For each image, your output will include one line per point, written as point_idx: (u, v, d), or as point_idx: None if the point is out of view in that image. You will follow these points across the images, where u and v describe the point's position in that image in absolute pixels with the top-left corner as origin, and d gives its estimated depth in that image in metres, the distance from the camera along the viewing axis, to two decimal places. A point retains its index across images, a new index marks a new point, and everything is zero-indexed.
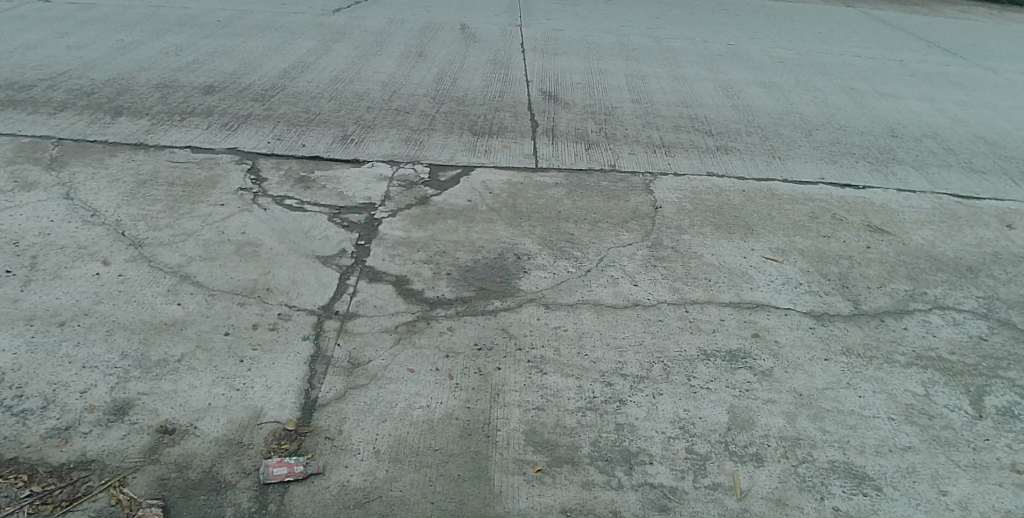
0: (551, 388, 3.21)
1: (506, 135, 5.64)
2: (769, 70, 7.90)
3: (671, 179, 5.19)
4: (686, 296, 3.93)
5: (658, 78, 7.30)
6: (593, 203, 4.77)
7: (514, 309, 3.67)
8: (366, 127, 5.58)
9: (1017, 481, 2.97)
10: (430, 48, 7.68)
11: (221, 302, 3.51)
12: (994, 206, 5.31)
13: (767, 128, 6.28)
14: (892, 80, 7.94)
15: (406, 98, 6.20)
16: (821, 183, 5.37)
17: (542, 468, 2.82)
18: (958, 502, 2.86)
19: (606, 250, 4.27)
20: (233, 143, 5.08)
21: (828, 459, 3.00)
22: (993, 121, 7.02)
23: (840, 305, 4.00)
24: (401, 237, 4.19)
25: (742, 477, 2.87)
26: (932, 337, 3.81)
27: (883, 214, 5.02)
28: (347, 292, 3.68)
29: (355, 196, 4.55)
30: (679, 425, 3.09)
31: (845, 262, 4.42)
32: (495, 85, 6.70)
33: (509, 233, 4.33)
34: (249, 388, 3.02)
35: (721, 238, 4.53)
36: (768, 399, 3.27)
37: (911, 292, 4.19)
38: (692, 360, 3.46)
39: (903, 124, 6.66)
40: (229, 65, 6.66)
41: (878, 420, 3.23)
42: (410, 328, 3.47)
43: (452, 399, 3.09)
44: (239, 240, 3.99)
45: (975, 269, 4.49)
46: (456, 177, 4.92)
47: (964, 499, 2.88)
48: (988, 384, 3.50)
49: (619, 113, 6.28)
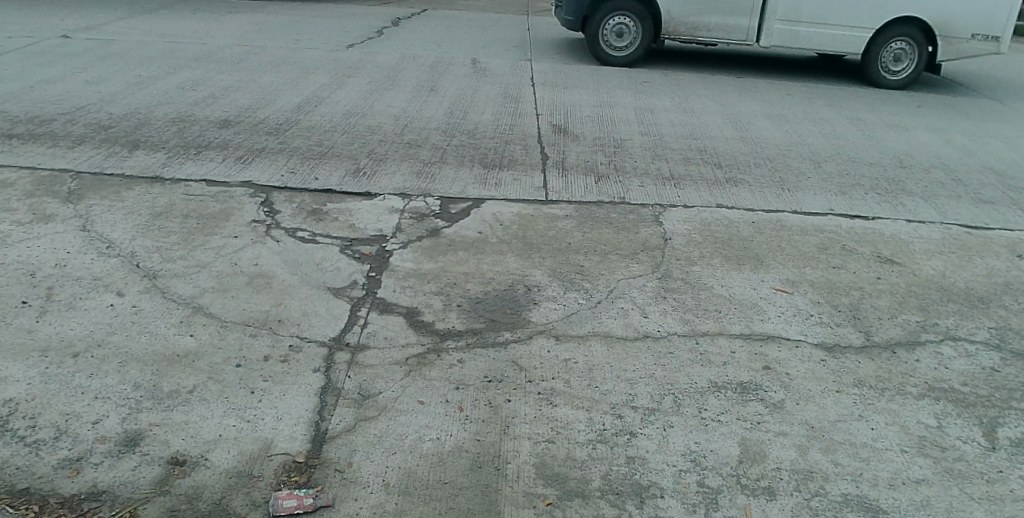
0: (561, 420, 3.21)
1: (516, 168, 5.69)
2: (777, 102, 7.95)
3: (681, 211, 5.22)
4: (697, 328, 3.93)
5: (667, 110, 7.38)
6: (603, 234, 4.80)
7: (524, 341, 3.67)
8: (378, 160, 5.64)
9: None
10: (442, 82, 7.80)
11: (233, 333, 3.54)
12: (1004, 236, 5.32)
13: (776, 159, 6.31)
14: (901, 111, 7.98)
15: (417, 131, 6.29)
16: (831, 214, 5.38)
17: (552, 501, 2.80)
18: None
19: (616, 281, 4.28)
20: (247, 176, 5.15)
21: (842, 493, 2.97)
22: (1002, 152, 7.03)
23: (851, 337, 3.99)
24: (412, 269, 4.22)
25: (755, 511, 2.84)
26: (944, 369, 3.79)
27: (893, 244, 5.03)
28: (358, 323, 3.70)
29: (366, 229, 4.59)
30: (690, 457, 3.08)
31: (856, 294, 4.41)
32: (505, 118, 6.79)
33: (519, 264, 4.36)
34: (260, 420, 3.04)
35: (731, 269, 4.53)
36: (779, 432, 3.26)
37: (923, 323, 4.18)
38: (703, 393, 3.45)
39: (912, 155, 6.69)
40: (243, 100, 6.77)
41: (891, 453, 3.20)
42: (421, 360, 3.47)
43: (462, 431, 3.09)
44: (252, 272, 4.03)
45: (986, 300, 4.47)
46: (467, 208, 4.97)
47: None
48: (1001, 415, 3.47)
49: (628, 146, 6.33)
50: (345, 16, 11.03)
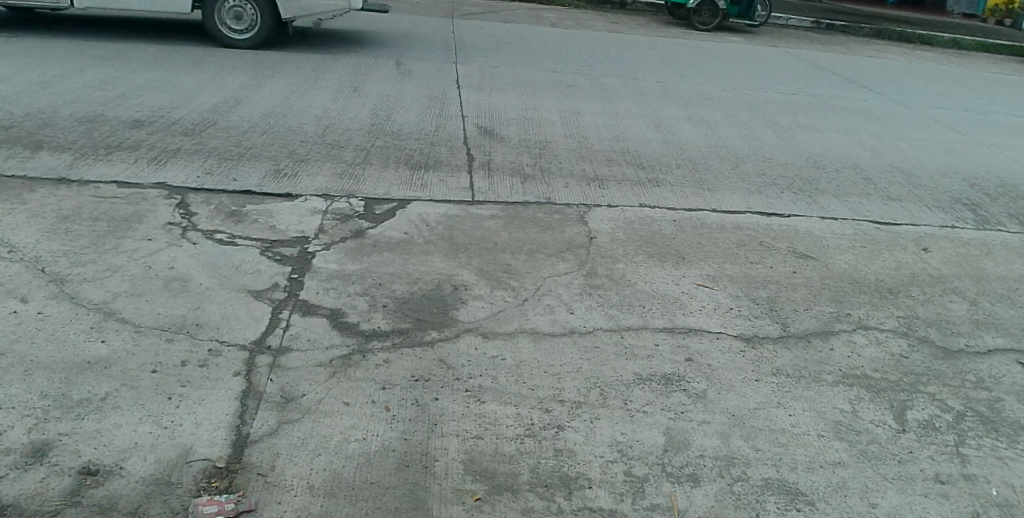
0: (489, 417, 3.22)
1: (441, 169, 5.70)
2: (697, 106, 8.19)
3: (605, 210, 5.32)
4: (621, 323, 4.01)
5: (590, 113, 7.52)
6: (529, 233, 4.85)
7: (450, 340, 3.67)
8: (299, 161, 5.56)
9: (942, 491, 3.10)
10: (365, 83, 7.74)
11: (148, 338, 3.42)
12: (909, 231, 5.62)
13: (696, 160, 6.51)
14: (814, 115, 8.34)
15: (340, 133, 6.22)
16: (748, 212, 5.58)
17: (481, 496, 2.81)
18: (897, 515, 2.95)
19: (542, 279, 4.33)
20: (161, 178, 5.00)
21: (762, 477, 3.07)
22: (907, 153, 7.43)
23: (768, 328, 4.15)
24: (335, 270, 4.17)
25: (680, 497, 2.92)
26: (857, 356, 3.98)
27: (807, 240, 5.25)
28: (280, 326, 3.63)
29: (287, 230, 4.51)
30: (616, 448, 3.13)
31: (773, 287, 4.58)
32: (429, 119, 6.80)
33: (445, 264, 4.36)
34: (178, 426, 2.94)
35: (654, 265, 4.65)
36: (701, 421, 3.35)
37: (836, 314, 4.37)
38: (628, 385, 3.52)
39: (825, 156, 7.00)
40: (157, 100, 6.56)
41: (808, 437, 3.33)
42: (346, 361, 3.43)
43: (389, 430, 3.07)
44: (167, 275, 3.91)
45: (895, 291, 4.72)
46: (391, 209, 4.95)
47: (894, 511, 2.97)
48: (910, 399, 3.66)
49: (552, 147, 6.42)
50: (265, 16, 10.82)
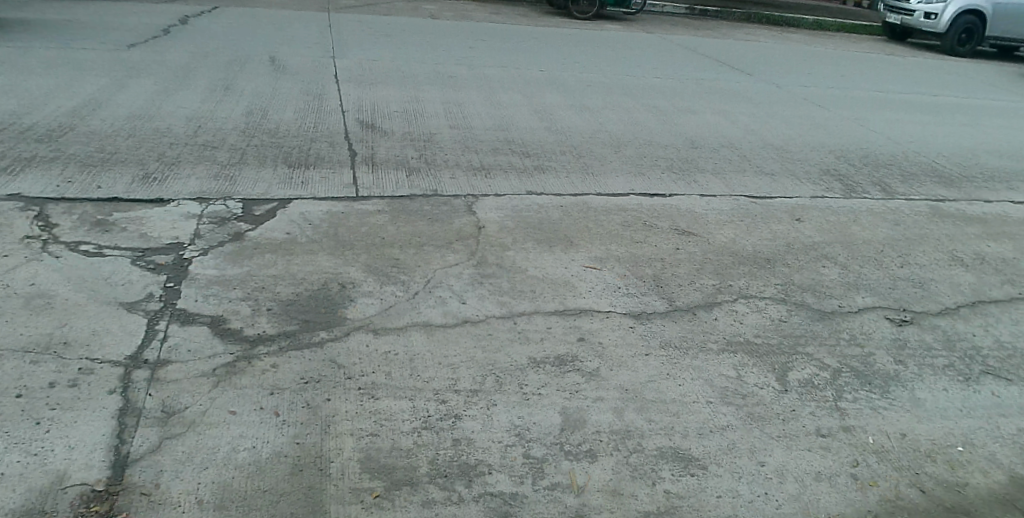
0: (384, 412, 3.20)
1: (324, 166, 5.59)
2: (579, 93, 8.37)
3: (493, 199, 5.36)
4: (512, 309, 4.06)
5: (474, 103, 7.54)
6: (416, 226, 4.83)
7: (340, 339, 3.62)
8: (170, 164, 5.31)
9: (823, 444, 3.33)
10: (238, 81, 7.47)
11: (9, 362, 3.19)
12: (783, 203, 5.96)
13: (579, 146, 6.65)
14: (690, 97, 8.68)
15: (213, 133, 5.99)
16: (632, 194, 5.76)
17: (380, 493, 2.79)
18: (787, 471, 3.15)
19: (432, 272, 4.32)
20: (16, 189, 4.66)
21: (657, 446, 3.20)
22: (779, 130, 7.86)
23: (655, 303, 4.31)
24: (214, 275, 4.01)
25: (579, 474, 3.00)
26: (740, 324, 4.19)
27: (689, 217, 5.48)
28: (157, 338, 3.46)
29: (160, 237, 4.31)
30: (514, 432, 3.18)
31: (658, 265, 4.75)
32: (308, 116, 6.64)
33: (331, 263, 4.28)
34: (49, 451, 2.77)
35: (543, 251, 4.73)
36: (596, 398, 3.45)
37: (718, 285, 4.59)
38: (523, 369, 3.58)
39: (703, 137, 7.30)
40: (7, 106, 6.10)
41: (698, 404, 3.49)
42: (230, 369, 3.32)
43: (280, 436, 2.99)
44: (28, 293, 3.66)
45: (772, 260, 4.99)
46: (272, 209, 4.81)
47: (779, 467, 3.17)
48: (791, 360, 3.90)
49: (437, 139, 6.41)
50: (126, 14, 10.24)
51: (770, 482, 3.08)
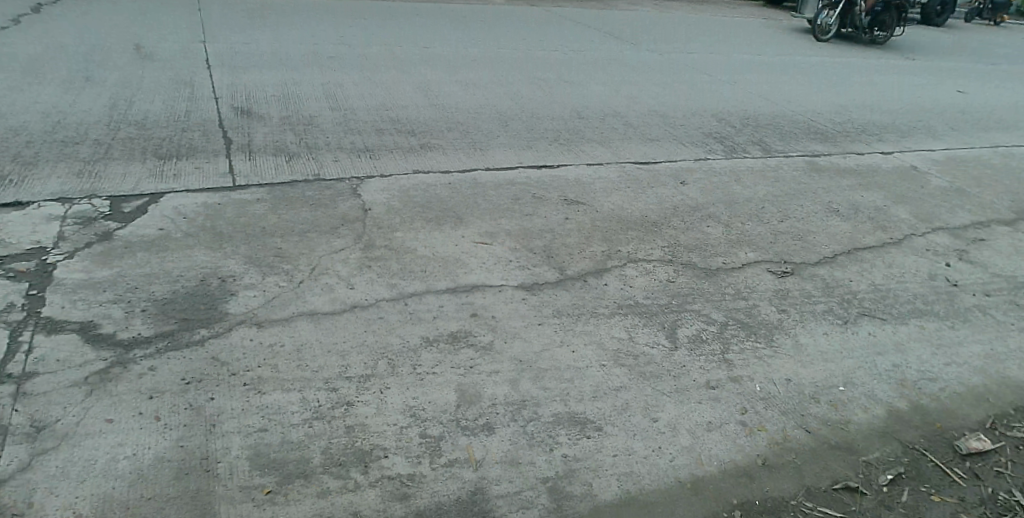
0: (272, 406, 3.14)
1: (198, 157, 5.36)
2: (463, 68, 8.33)
3: (379, 181, 5.30)
4: (403, 290, 4.05)
5: (356, 84, 7.39)
6: (300, 213, 4.72)
7: (222, 335, 3.52)
8: (27, 164, 4.97)
9: (712, 395, 3.51)
10: (99, 71, 7.03)
11: None
12: (668, 167, 6.17)
13: (465, 122, 6.65)
14: (575, 68, 8.81)
15: (75, 128, 5.63)
16: (520, 167, 5.82)
17: (271, 489, 2.76)
18: (677, 425, 3.32)
19: (318, 258, 4.25)
20: None
21: (552, 413, 3.29)
22: (662, 96, 8.10)
23: (546, 273, 4.39)
24: (82, 279, 3.81)
25: (476, 448, 3.06)
26: (630, 287, 4.34)
27: (577, 187, 5.59)
28: (21, 350, 3.26)
29: (19, 242, 4.04)
30: (409, 413, 3.20)
31: (547, 235, 4.84)
32: (179, 104, 6.33)
33: (210, 257, 4.14)
34: None
35: (433, 229, 4.73)
36: (491, 371, 3.50)
37: (607, 251, 4.72)
38: (415, 350, 3.59)
39: (588, 106, 7.44)
40: None
41: (591, 369, 3.60)
42: (104, 376, 3.18)
43: (162, 441, 2.90)
44: None
45: (659, 223, 5.17)
46: (143, 205, 4.59)
47: (671, 421, 3.33)
48: (680, 318, 4.08)
49: (318, 122, 6.26)
50: None
51: (662, 436, 3.24)
